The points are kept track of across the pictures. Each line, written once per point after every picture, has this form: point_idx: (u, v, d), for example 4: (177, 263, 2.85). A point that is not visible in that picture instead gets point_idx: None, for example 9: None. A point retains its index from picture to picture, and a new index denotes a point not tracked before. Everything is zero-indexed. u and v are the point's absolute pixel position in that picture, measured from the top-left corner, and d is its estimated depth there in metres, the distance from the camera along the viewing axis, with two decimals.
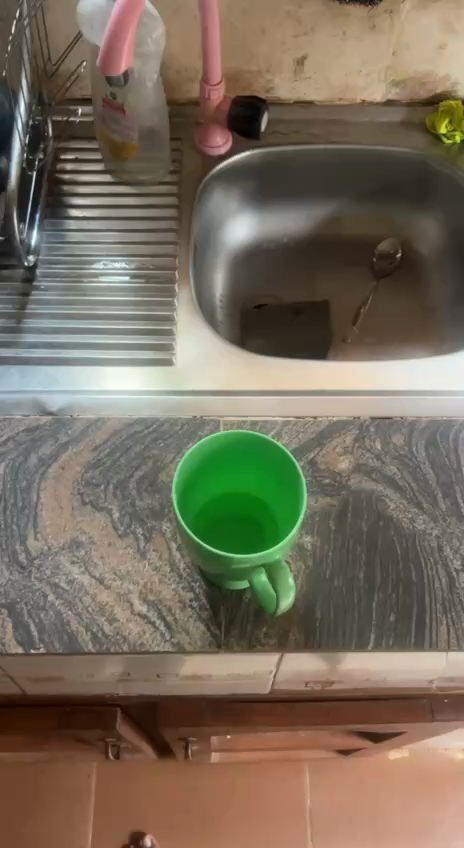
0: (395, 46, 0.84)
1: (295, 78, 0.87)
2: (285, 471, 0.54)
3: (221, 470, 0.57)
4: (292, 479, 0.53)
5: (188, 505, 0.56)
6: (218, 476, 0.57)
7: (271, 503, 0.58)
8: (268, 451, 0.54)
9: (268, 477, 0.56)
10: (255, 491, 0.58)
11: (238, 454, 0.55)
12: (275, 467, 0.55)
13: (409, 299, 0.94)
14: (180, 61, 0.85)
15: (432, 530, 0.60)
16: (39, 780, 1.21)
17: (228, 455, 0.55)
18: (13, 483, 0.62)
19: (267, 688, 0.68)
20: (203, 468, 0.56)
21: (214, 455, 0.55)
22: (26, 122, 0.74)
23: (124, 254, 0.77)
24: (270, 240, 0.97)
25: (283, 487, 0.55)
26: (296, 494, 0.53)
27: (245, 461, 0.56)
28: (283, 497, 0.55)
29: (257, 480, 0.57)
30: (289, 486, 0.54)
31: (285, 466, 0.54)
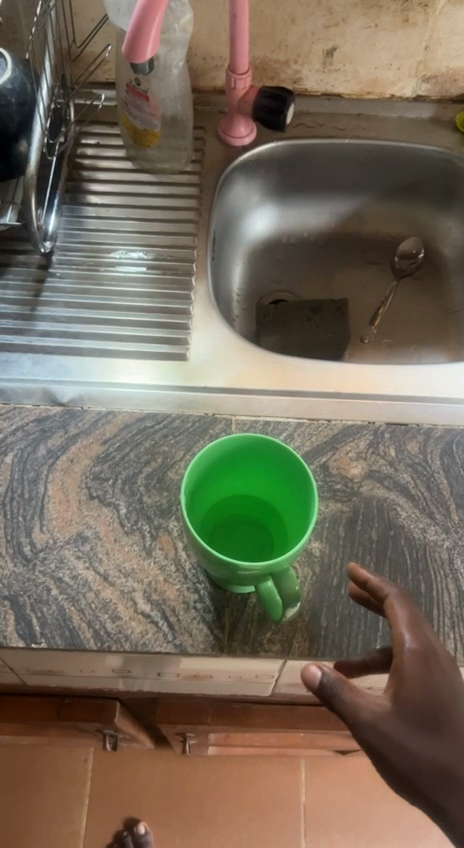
0: (428, 41, 0.81)
1: (323, 69, 0.85)
2: (295, 478, 0.53)
3: (231, 473, 0.56)
4: (303, 486, 0.52)
5: (196, 506, 0.55)
6: (228, 477, 0.56)
7: (281, 508, 0.57)
8: (280, 456, 0.52)
9: (278, 481, 0.55)
10: (265, 494, 0.57)
11: (249, 457, 0.54)
12: (287, 472, 0.53)
13: (429, 300, 0.93)
14: (207, 48, 0.83)
15: (443, 541, 0.59)
16: (35, 762, 1.21)
17: (239, 457, 0.54)
18: (21, 474, 0.62)
19: (269, 688, 0.66)
20: (212, 470, 0.54)
21: (225, 458, 0.54)
22: (48, 106, 0.72)
23: (142, 244, 0.76)
24: (290, 235, 0.96)
25: (293, 493, 0.54)
26: (307, 501, 0.52)
27: (256, 464, 0.55)
28: (294, 503, 0.54)
29: (268, 484, 0.56)
30: (300, 492, 0.53)
31: (296, 472, 0.52)
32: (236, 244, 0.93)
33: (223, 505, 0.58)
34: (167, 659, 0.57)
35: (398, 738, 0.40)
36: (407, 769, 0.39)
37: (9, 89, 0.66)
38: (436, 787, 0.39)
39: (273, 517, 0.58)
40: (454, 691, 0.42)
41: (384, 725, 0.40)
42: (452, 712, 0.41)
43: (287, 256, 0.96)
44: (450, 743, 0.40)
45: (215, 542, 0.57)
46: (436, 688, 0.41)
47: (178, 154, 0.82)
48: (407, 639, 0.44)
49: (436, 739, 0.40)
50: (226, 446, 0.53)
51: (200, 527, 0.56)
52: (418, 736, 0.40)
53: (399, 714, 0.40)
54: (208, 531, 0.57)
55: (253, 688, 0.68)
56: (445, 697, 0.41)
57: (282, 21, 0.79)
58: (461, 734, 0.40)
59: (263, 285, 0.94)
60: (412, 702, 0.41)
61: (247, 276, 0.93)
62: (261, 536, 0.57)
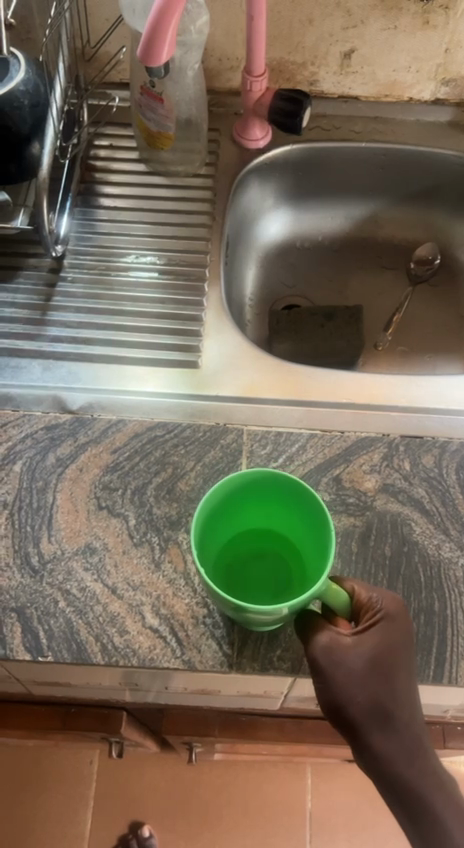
0: (447, 45, 0.80)
1: (341, 72, 0.84)
2: (309, 509, 0.52)
3: (242, 508, 0.55)
4: (317, 515, 0.51)
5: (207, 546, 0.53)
6: (239, 512, 0.55)
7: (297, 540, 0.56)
8: (290, 487, 0.51)
9: (291, 514, 0.54)
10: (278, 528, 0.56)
11: (268, 490, 0.53)
12: (300, 503, 0.52)
13: (445, 307, 0.91)
14: (222, 49, 0.81)
15: (458, 558, 0.58)
16: (40, 764, 1.21)
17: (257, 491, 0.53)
18: (30, 483, 0.61)
19: (278, 700, 0.64)
20: (221, 506, 0.53)
21: (234, 494, 0.53)
22: (61, 108, 0.71)
23: (155, 248, 0.75)
24: (305, 239, 0.95)
25: (309, 524, 0.53)
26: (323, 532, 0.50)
27: (272, 497, 0.53)
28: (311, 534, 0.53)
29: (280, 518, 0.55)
30: (315, 522, 0.52)
31: (309, 502, 0.51)
32: (250, 247, 0.92)
33: (234, 544, 0.57)
34: (174, 674, 0.56)
35: (344, 672, 0.46)
36: (348, 706, 0.46)
37: (22, 91, 0.63)
38: (370, 722, 0.46)
39: (295, 555, 0.56)
40: (401, 647, 0.48)
41: (333, 656, 0.46)
42: (396, 665, 0.48)
43: (300, 260, 0.95)
44: (388, 687, 0.47)
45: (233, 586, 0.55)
46: (387, 641, 0.48)
47: (192, 157, 0.81)
48: (379, 600, 0.48)
49: (376, 680, 0.47)
50: (234, 482, 0.52)
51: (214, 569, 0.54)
52: (365, 677, 0.47)
53: (357, 657, 0.47)
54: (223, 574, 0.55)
55: (262, 702, 0.66)
56: (392, 649, 0.48)
57: (299, 22, 0.78)
58: (399, 683, 0.47)
59: (277, 290, 0.93)
60: (367, 649, 0.47)
61: (260, 280, 0.92)
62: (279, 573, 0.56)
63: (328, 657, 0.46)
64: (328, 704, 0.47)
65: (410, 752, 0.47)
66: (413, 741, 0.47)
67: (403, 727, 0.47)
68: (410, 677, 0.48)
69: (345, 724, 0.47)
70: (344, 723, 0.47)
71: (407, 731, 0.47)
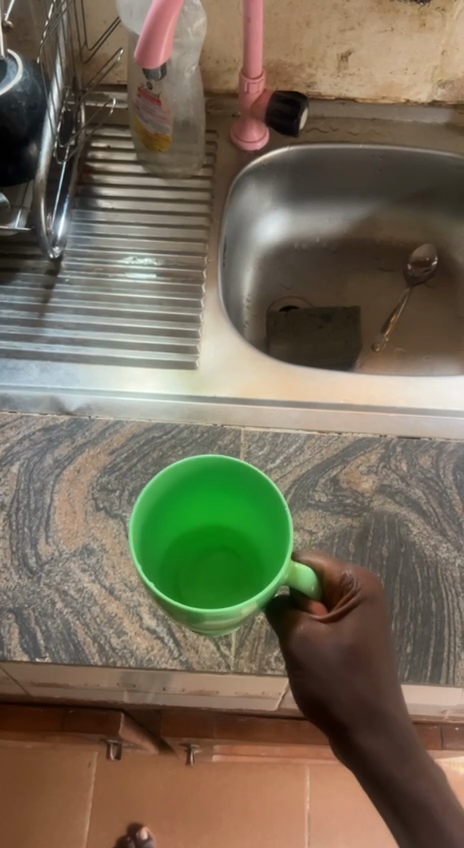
0: (444, 46, 0.80)
1: (338, 74, 0.84)
2: (264, 507, 0.47)
3: (191, 502, 0.50)
4: (273, 514, 0.46)
5: (152, 542, 0.49)
6: (193, 506, 0.50)
7: (256, 539, 0.51)
8: (249, 481, 0.46)
9: (245, 511, 0.49)
10: (232, 524, 0.52)
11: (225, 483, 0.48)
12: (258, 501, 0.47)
13: (442, 308, 0.92)
14: (220, 51, 0.82)
15: (455, 558, 0.58)
16: (38, 766, 1.20)
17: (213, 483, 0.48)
18: (27, 483, 0.61)
19: (275, 700, 0.64)
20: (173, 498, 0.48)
21: (181, 486, 0.48)
22: (59, 110, 0.72)
23: (154, 250, 0.75)
24: (302, 240, 0.95)
25: (263, 524, 0.48)
26: (278, 534, 0.46)
27: (229, 492, 0.49)
28: (265, 533, 0.49)
29: (232, 513, 0.51)
30: (269, 522, 0.47)
31: (264, 500, 0.47)
32: (248, 249, 0.92)
33: (190, 538, 0.53)
34: (172, 675, 0.56)
35: (321, 663, 0.43)
36: (330, 699, 0.43)
37: (20, 92, 0.63)
38: (355, 717, 0.43)
39: (253, 559, 0.52)
40: (381, 636, 0.45)
41: (308, 646, 0.44)
42: (378, 656, 0.44)
43: (298, 261, 0.95)
44: (369, 679, 0.44)
45: (181, 582, 0.51)
46: (365, 630, 0.45)
47: (189, 159, 0.81)
48: (355, 582, 0.46)
49: (357, 672, 0.44)
50: (180, 474, 0.47)
51: (161, 565, 0.50)
52: (344, 669, 0.43)
53: (334, 646, 0.44)
54: (171, 569, 0.52)
55: (259, 703, 0.66)
56: (371, 639, 0.45)
57: (297, 24, 0.78)
58: (382, 675, 0.44)
59: (274, 292, 0.93)
60: (345, 638, 0.44)
61: (258, 282, 0.92)
62: (234, 568, 0.53)
63: (303, 647, 0.44)
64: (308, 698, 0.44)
65: (399, 750, 0.43)
66: (403, 738, 0.43)
67: (392, 721, 0.43)
68: (393, 670, 0.45)
69: (327, 720, 0.44)
70: (326, 720, 0.44)
71: (395, 727, 0.43)
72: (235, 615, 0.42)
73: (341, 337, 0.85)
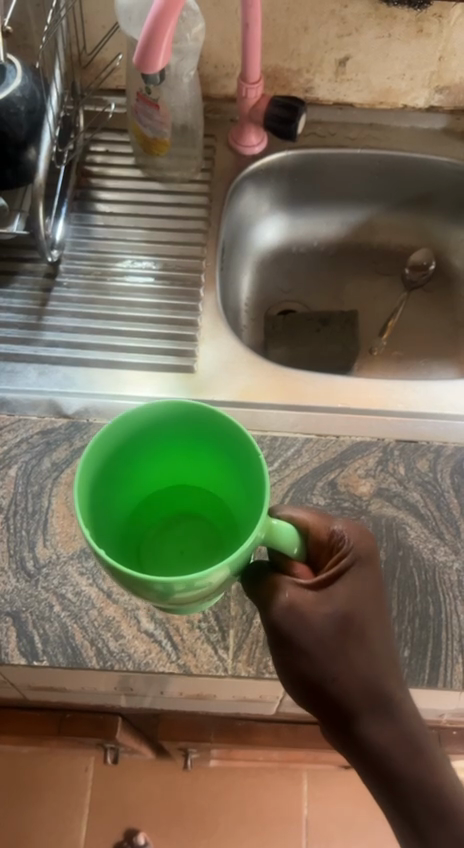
0: (441, 52, 0.80)
1: (335, 79, 0.84)
2: (235, 453, 0.46)
3: (157, 450, 0.48)
4: (248, 467, 0.45)
5: (114, 491, 0.48)
6: (178, 456, 0.50)
7: (235, 503, 0.50)
8: (228, 437, 0.45)
9: (214, 458, 0.48)
10: (204, 472, 0.51)
11: (208, 438, 0.47)
12: (236, 458, 0.46)
13: (440, 312, 0.92)
14: (218, 57, 0.82)
15: (453, 562, 0.58)
16: (34, 771, 1.19)
17: (195, 436, 0.47)
18: (25, 486, 0.61)
19: (273, 700, 0.62)
20: (153, 442, 0.48)
21: (143, 434, 0.46)
22: (57, 114, 0.72)
23: (151, 254, 0.75)
24: (300, 245, 0.95)
25: (236, 471, 0.47)
26: (252, 480, 0.45)
27: (212, 449, 0.47)
28: (239, 480, 0.47)
29: (206, 463, 0.49)
30: (244, 470, 0.46)
31: (235, 446, 0.45)
32: (246, 253, 0.92)
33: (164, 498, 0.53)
34: (170, 679, 0.56)
35: (315, 639, 0.43)
36: (326, 678, 0.44)
37: (19, 97, 0.63)
38: (356, 701, 0.44)
39: (231, 522, 0.51)
40: (375, 612, 0.46)
41: (304, 622, 0.43)
42: (373, 632, 0.45)
43: (296, 266, 0.95)
44: (366, 655, 0.44)
45: (144, 551, 0.51)
46: (358, 603, 0.45)
47: (187, 163, 0.82)
48: (347, 537, 0.46)
49: (353, 648, 0.44)
50: (152, 418, 0.46)
51: (123, 533, 0.50)
52: (334, 640, 0.44)
53: (327, 619, 0.44)
54: (136, 536, 0.51)
55: (257, 707, 0.66)
56: (365, 614, 0.45)
57: (294, 30, 0.79)
58: (378, 652, 0.45)
59: (272, 296, 0.93)
60: (336, 609, 0.44)
61: (256, 286, 0.93)
62: (205, 531, 0.52)
63: (291, 617, 0.43)
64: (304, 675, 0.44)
65: (400, 730, 0.44)
66: (405, 721, 0.44)
67: (396, 709, 0.44)
68: (388, 646, 0.46)
69: (325, 704, 0.44)
70: (324, 704, 0.44)
71: (394, 705, 0.44)
72: (204, 586, 0.40)
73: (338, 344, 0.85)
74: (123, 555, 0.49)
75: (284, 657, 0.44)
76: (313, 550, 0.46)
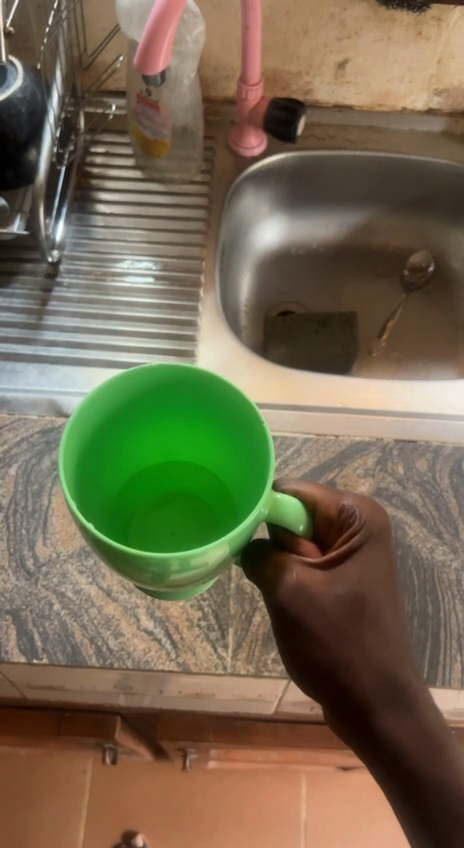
0: (440, 55, 0.81)
1: (335, 82, 0.85)
2: (233, 421, 0.45)
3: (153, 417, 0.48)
4: (248, 438, 0.44)
5: (110, 454, 0.48)
6: (180, 424, 0.49)
7: (233, 479, 0.50)
8: (231, 407, 0.44)
9: (214, 429, 0.48)
10: (201, 442, 0.50)
11: (211, 407, 0.46)
12: (237, 430, 0.45)
13: (439, 312, 0.92)
14: (218, 59, 0.82)
15: (452, 561, 0.58)
16: (32, 772, 1.19)
17: (198, 404, 0.47)
18: (25, 486, 0.61)
19: (273, 700, 0.63)
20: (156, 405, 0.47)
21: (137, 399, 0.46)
22: (58, 115, 0.73)
23: (151, 254, 0.76)
24: (300, 246, 0.96)
25: (233, 440, 0.47)
26: (252, 450, 0.44)
27: (214, 419, 0.47)
28: (237, 450, 0.47)
29: (208, 435, 0.49)
30: (244, 444, 0.45)
31: (234, 413, 0.44)
32: (246, 255, 0.92)
33: (159, 474, 0.53)
34: (169, 678, 0.56)
35: (326, 620, 0.44)
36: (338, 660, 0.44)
37: (20, 99, 0.63)
38: (367, 685, 0.45)
39: (228, 498, 0.50)
40: (388, 597, 0.46)
41: (316, 603, 0.44)
42: (385, 617, 0.46)
43: (296, 268, 0.96)
44: (378, 640, 0.45)
45: (132, 530, 0.51)
46: (372, 586, 0.45)
47: (187, 164, 0.82)
48: (358, 512, 0.47)
49: (365, 632, 0.45)
50: (154, 379, 0.45)
51: (112, 510, 0.50)
52: (343, 621, 0.44)
53: (337, 600, 0.44)
54: (125, 514, 0.51)
55: (256, 707, 0.67)
56: (377, 598, 0.45)
57: (294, 33, 0.79)
58: (391, 637, 0.46)
59: (272, 297, 0.93)
60: (346, 591, 0.44)
61: (256, 287, 0.93)
62: (198, 509, 0.52)
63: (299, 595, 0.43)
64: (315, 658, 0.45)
65: (410, 715, 0.45)
66: (416, 707, 0.45)
67: (411, 700, 0.45)
68: (401, 632, 0.46)
69: (337, 688, 0.45)
70: (336, 688, 0.45)
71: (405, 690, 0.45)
72: (200, 566, 0.39)
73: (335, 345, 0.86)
74: (108, 532, 0.49)
75: (293, 638, 0.45)
76: (321, 526, 0.46)
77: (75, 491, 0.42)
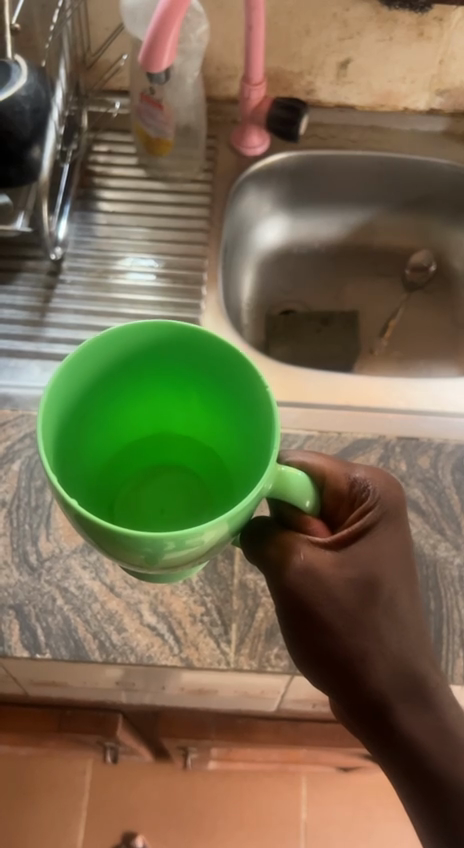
0: (442, 55, 0.81)
1: (337, 82, 0.85)
2: (229, 387, 0.44)
3: (142, 382, 0.47)
4: (247, 411, 0.43)
5: (98, 427, 0.47)
6: (176, 395, 0.48)
7: (228, 453, 0.49)
8: (231, 377, 0.43)
9: (213, 402, 0.47)
10: (193, 411, 0.49)
11: (208, 378, 0.45)
12: (236, 401, 0.44)
13: (440, 312, 0.93)
14: (221, 58, 0.83)
15: (454, 557, 0.58)
16: (32, 773, 1.18)
17: (194, 375, 0.45)
18: (28, 481, 0.60)
19: (274, 701, 0.64)
20: (147, 376, 0.46)
21: (125, 360, 0.44)
22: (62, 112, 0.73)
23: (153, 252, 0.76)
24: (302, 246, 0.96)
25: (227, 408, 0.46)
26: (249, 417, 0.43)
27: (211, 391, 0.46)
28: (231, 418, 0.46)
29: (204, 406, 0.48)
30: (242, 416, 0.44)
31: (230, 378, 0.43)
32: (247, 254, 0.93)
33: (152, 449, 0.52)
34: (172, 673, 0.56)
35: (338, 608, 0.44)
36: (351, 651, 0.44)
37: (24, 96, 0.62)
38: (382, 676, 0.44)
39: (224, 474, 0.50)
40: (403, 586, 0.46)
41: (329, 590, 0.44)
42: (400, 607, 0.45)
43: (298, 267, 0.96)
44: (393, 630, 0.45)
45: (119, 506, 0.50)
46: (386, 574, 0.45)
47: (190, 163, 0.82)
48: (372, 487, 0.47)
49: (380, 622, 0.45)
50: (147, 348, 0.44)
51: (98, 481, 0.49)
52: (354, 606, 0.44)
53: (348, 585, 0.44)
54: (112, 488, 0.50)
55: (258, 703, 0.67)
56: (391, 587, 0.45)
57: (297, 33, 0.79)
58: (406, 628, 0.45)
59: (274, 296, 0.94)
60: (356, 576, 0.44)
61: (257, 285, 0.93)
62: (191, 486, 0.51)
63: (308, 576, 0.43)
64: (329, 649, 0.44)
65: (427, 708, 0.44)
66: (433, 701, 0.45)
67: (430, 694, 0.45)
68: (417, 623, 0.46)
69: (350, 680, 0.45)
70: (349, 680, 0.45)
71: (421, 683, 0.45)
72: (195, 545, 0.37)
73: (333, 347, 0.88)
74: (94, 507, 0.48)
75: (304, 627, 0.44)
76: (330, 499, 0.46)
77: (57, 455, 0.41)
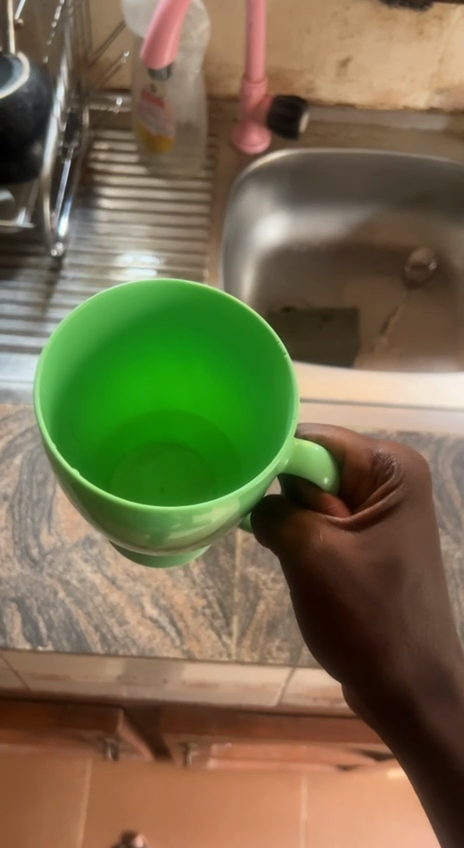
0: (441, 53, 0.82)
1: (337, 80, 0.85)
2: (237, 356, 0.44)
3: (145, 354, 0.46)
4: (259, 380, 0.43)
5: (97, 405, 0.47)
6: (181, 369, 0.48)
7: (235, 427, 0.49)
8: (239, 345, 0.43)
9: (221, 376, 0.47)
10: (198, 386, 0.49)
11: (214, 349, 0.45)
12: (246, 370, 0.44)
13: (440, 310, 0.93)
14: (222, 56, 0.83)
15: (455, 551, 0.58)
16: (31, 773, 1.18)
17: (200, 347, 0.45)
18: (30, 475, 0.60)
19: (274, 701, 0.68)
20: (150, 349, 0.46)
21: (126, 330, 0.44)
22: (64, 109, 0.74)
23: (154, 248, 0.76)
24: (302, 244, 0.96)
25: (237, 382, 0.46)
26: (261, 389, 0.43)
27: (218, 363, 0.46)
28: (239, 391, 0.46)
29: (210, 380, 0.48)
30: (252, 382, 0.44)
31: (241, 349, 0.43)
32: (248, 250, 0.93)
33: (156, 427, 0.52)
34: (173, 666, 0.56)
35: (358, 592, 0.44)
36: (373, 638, 0.45)
37: (26, 92, 0.63)
38: (403, 664, 0.45)
39: (230, 450, 0.50)
40: (427, 575, 0.46)
41: (351, 573, 0.44)
42: (424, 596, 0.46)
43: (298, 265, 0.96)
44: (415, 619, 0.45)
45: (117, 481, 0.50)
46: (410, 560, 0.45)
47: (191, 160, 0.83)
48: (396, 462, 0.47)
49: (402, 610, 0.45)
50: (151, 319, 0.44)
51: (99, 455, 0.50)
52: (373, 589, 0.44)
53: (369, 568, 0.44)
54: (113, 462, 0.51)
55: (258, 697, 0.67)
56: (415, 574, 0.46)
57: (297, 31, 0.80)
58: (429, 618, 0.46)
59: (274, 293, 0.94)
60: (377, 560, 0.45)
61: (258, 284, 0.93)
62: (194, 464, 0.51)
63: (326, 556, 0.43)
64: (350, 634, 0.45)
65: (447, 701, 0.45)
66: (454, 692, 0.45)
67: (456, 690, 0.45)
68: (441, 613, 0.47)
69: (372, 668, 0.45)
70: (371, 668, 0.45)
71: (442, 675, 0.45)
72: (203, 523, 0.37)
73: (334, 341, 0.91)
74: (90, 477, 0.48)
75: (323, 610, 0.45)
76: (349, 477, 0.47)
77: (55, 422, 0.41)
